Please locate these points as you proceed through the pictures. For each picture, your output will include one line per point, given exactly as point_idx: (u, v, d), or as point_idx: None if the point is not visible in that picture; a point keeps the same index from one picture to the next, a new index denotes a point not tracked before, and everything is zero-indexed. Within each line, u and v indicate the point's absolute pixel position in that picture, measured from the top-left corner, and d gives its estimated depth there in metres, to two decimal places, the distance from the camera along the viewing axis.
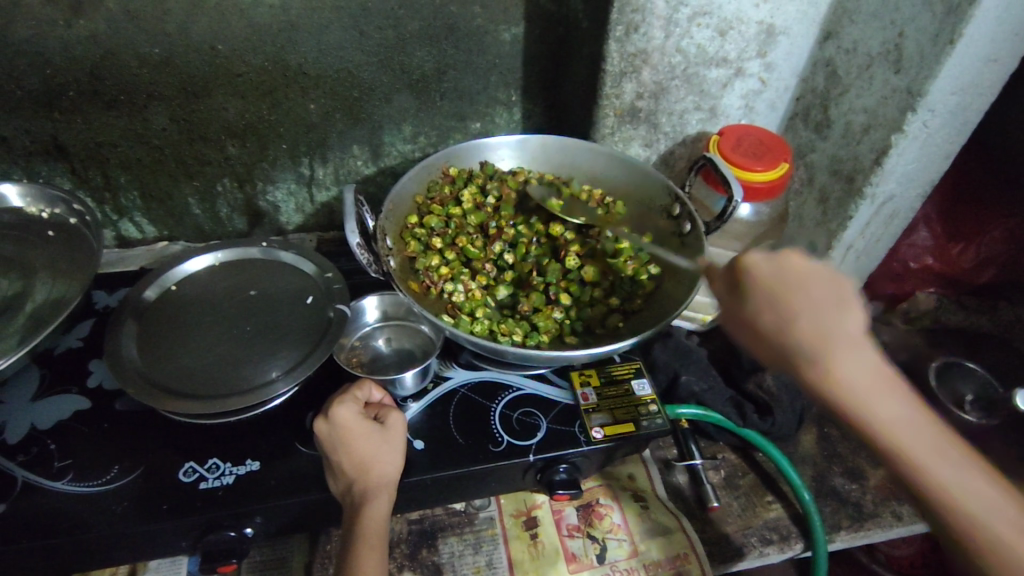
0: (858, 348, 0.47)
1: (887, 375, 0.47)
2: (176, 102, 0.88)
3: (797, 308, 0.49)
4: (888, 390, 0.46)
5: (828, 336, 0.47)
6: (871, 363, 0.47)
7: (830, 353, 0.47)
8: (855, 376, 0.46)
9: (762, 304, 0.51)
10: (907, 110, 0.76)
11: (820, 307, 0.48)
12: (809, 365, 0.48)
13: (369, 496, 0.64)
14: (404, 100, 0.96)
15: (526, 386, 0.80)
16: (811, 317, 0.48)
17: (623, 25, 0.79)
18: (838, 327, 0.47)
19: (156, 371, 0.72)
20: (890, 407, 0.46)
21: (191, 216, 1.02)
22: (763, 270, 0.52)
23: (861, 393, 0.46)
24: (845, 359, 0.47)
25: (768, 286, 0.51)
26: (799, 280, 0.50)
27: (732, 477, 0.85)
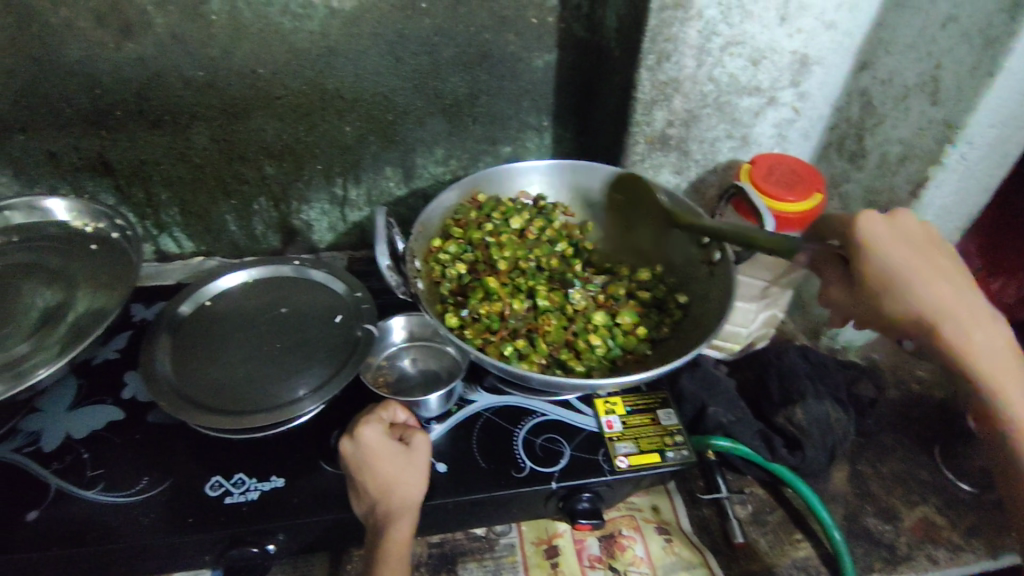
0: (982, 310, 0.56)
1: (1005, 344, 0.55)
2: (218, 122, 0.91)
3: (906, 273, 0.57)
4: (1012, 361, 0.55)
5: (954, 298, 0.56)
6: (992, 326, 0.56)
7: (955, 314, 0.55)
8: (977, 341, 0.55)
9: (900, 258, 0.57)
10: (945, 142, 0.75)
11: (935, 271, 0.57)
12: (910, 317, 0.57)
13: (392, 519, 0.64)
14: (438, 124, 0.98)
15: (551, 412, 0.80)
16: (922, 278, 0.57)
17: (654, 53, 0.79)
18: (961, 291, 0.57)
19: (189, 386, 0.73)
20: (1001, 366, 0.54)
21: (228, 233, 1.05)
22: (892, 230, 0.59)
23: (982, 356, 0.55)
24: (978, 327, 0.55)
25: (891, 245, 0.58)
26: (925, 250, 0.58)
27: (759, 512, 0.83)
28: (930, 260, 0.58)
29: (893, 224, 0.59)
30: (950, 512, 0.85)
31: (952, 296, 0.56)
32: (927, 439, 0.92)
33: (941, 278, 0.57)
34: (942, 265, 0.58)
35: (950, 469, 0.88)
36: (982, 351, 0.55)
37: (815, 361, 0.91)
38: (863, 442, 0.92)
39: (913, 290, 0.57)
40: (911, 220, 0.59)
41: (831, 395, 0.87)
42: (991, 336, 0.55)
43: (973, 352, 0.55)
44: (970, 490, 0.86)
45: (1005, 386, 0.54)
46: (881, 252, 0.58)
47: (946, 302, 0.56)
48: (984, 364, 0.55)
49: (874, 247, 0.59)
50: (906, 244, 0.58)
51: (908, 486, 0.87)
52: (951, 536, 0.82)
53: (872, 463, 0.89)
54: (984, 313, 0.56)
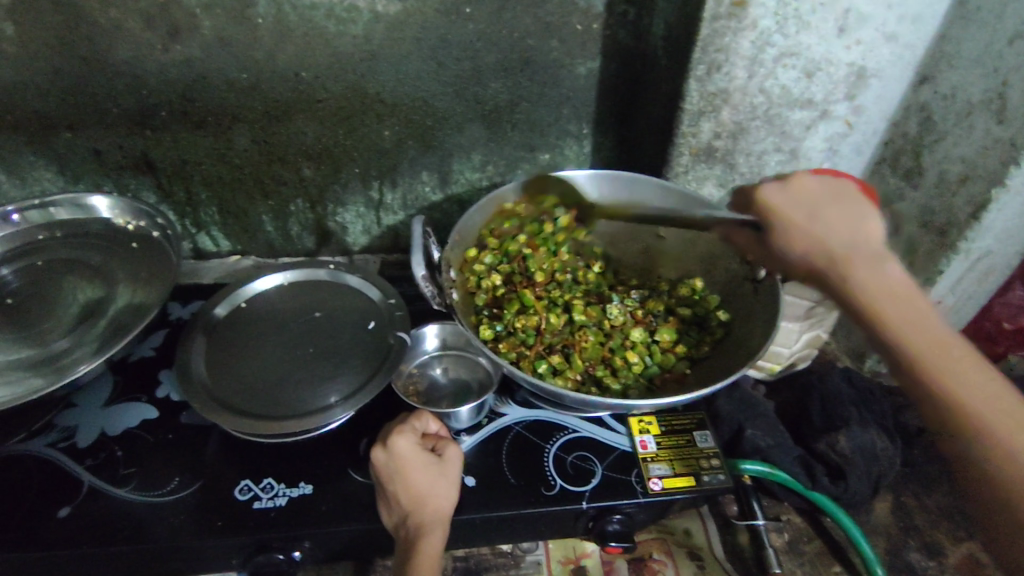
0: (867, 248, 0.55)
1: (889, 273, 0.53)
2: (259, 124, 0.91)
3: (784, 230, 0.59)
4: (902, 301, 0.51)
5: (830, 236, 0.57)
6: (877, 256, 0.54)
7: (843, 253, 0.55)
8: (865, 278, 0.53)
9: (789, 217, 0.60)
10: (1010, 162, 0.72)
11: (786, 219, 0.59)
12: (804, 261, 0.58)
13: (425, 530, 0.63)
14: (476, 130, 0.97)
15: (583, 429, 0.78)
16: (791, 231, 0.59)
17: (704, 64, 0.76)
18: (846, 229, 0.56)
19: (222, 389, 0.73)
20: (885, 292, 0.52)
21: (264, 233, 1.05)
22: (779, 196, 0.61)
23: (864, 286, 0.53)
24: (868, 267, 0.54)
25: (784, 204, 0.60)
26: (817, 205, 0.59)
27: (796, 541, 0.80)
28: (786, 207, 0.60)
29: (792, 187, 0.61)
30: None
31: (831, 243, 0.56)
32: None
33: (817, 220, 0.58)
34: (794, 211, 0.59)
35: None
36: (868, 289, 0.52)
37: (860, 386, 0.87)
38: (907, 472, 0.88)
39: (793, 237, 0.59)
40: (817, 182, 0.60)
41: (876, 422, 0.83)
42: (872, 274, 0.53)
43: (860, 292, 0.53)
44: None
45: (898, 322, 0.50)
46: (783, 215, 0.60)
47: (821, 247, 0.56)
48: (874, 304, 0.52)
49: (778, 212, 0.60)
50: (790, 199, 0.60)
51: (955, 521, 0.83)
52: None
53: (917, 495, 0.86)
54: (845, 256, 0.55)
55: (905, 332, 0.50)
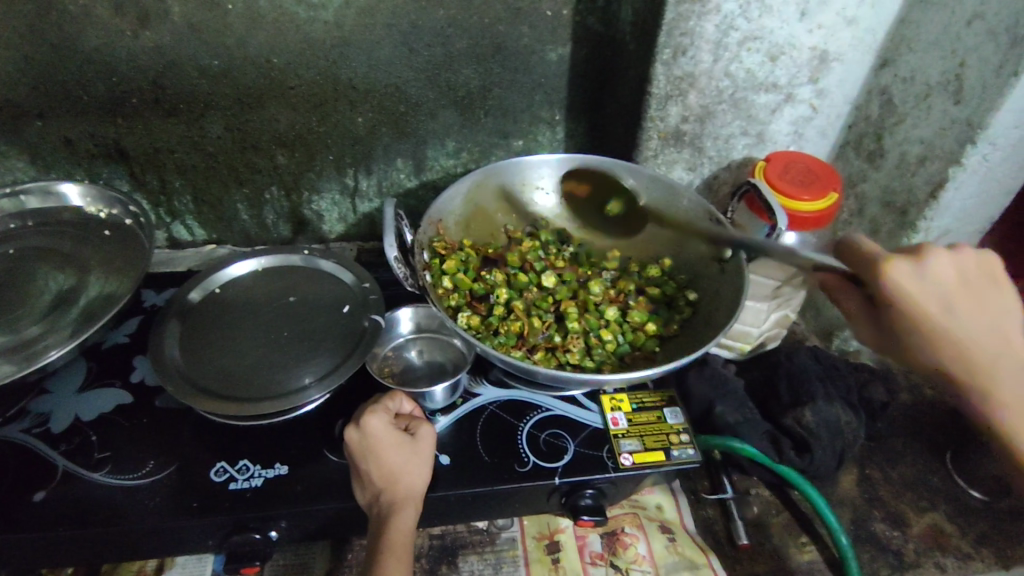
0: (1000, 335, 0.55)
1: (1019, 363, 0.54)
2: (232, 111, 0.91)
3: (930, 323, 0.54)
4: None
5: (974, 329, 0.54)
6: (1008, 338, 0.55)
7: (973, 344, 0.54)
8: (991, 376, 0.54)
9: (925, 296, 0.54)
10: (966, 142, 0.73)
11: (939, 313, 0.54)
12: (953, 356, 0.54)
13: (397, 508, 0.64)
14: (449, 116, 0.97)
15: (555, 407, 0.79)
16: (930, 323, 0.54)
17: (670, 47, 0.78)
18: (984, 318, 0.55)
19: (196, 372, 0.74)
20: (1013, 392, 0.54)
21: (239, 221, 1.05)
22: (911, 276, 0.55)
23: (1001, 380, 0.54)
24: (991, 369, 0.54)
25: (917, 288, 0.55)
26: (953, 292, 0.55)
27: (764, 514, 0.82)
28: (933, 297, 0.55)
29: (920, 267, 0.55)
30: (960, 519, 0.83)
31: (959, 333, 0.54)
32: (939, 444, 0.91)
33: (960, 309, 0.54)
34: (946, 301, 0.54)
35: (962, 476, 0.87)
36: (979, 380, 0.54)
37: (826, 363, 0.89)
38: (872, 446, 0.90)
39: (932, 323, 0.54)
40: (943, 261, 0.55)
41: (841, 397, 0.86)
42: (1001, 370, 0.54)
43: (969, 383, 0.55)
44: (982, 498, 0.85)
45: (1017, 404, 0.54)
46: (909, 294, 0.54)
47: (936, 343, 0.54)
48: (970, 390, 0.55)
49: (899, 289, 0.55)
50: (938, 278, 0.55)
51: (918, 492, 0.86)
52: (961, 544, 0.80)
53: (881, 468, 0.88)
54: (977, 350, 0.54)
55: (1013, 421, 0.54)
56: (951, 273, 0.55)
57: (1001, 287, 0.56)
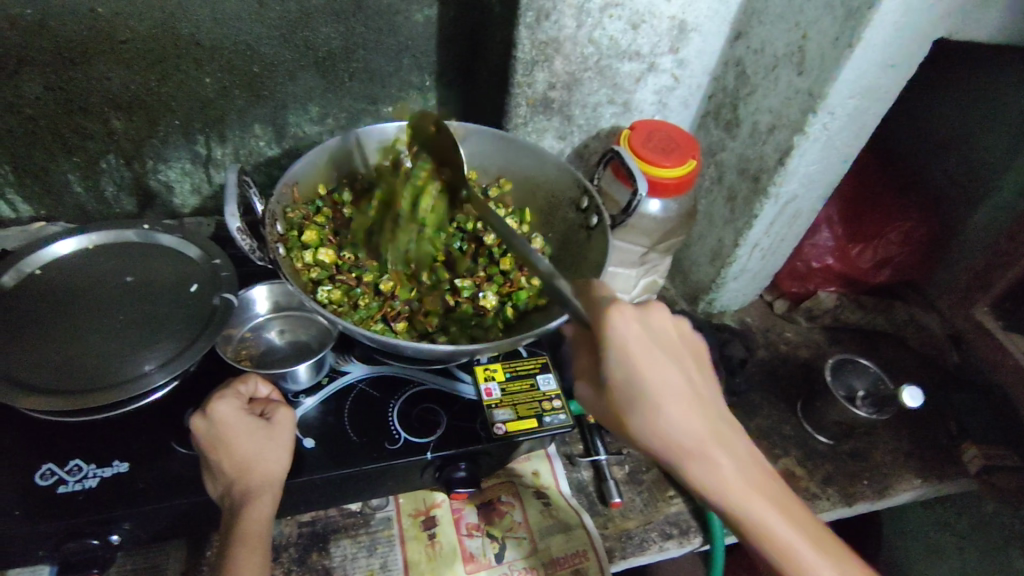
0: (699, 429, 0.55)
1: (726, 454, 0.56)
2: (51, 68, 0.79)
3: (660, 397, 0.55)
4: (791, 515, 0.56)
5: (680, 405, 0.55)
6: (682, 413, 0.55)
7: (663, 404, 0.55)
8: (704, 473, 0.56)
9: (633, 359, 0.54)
10: (808, 111, 0.77)
11: (684, 408, 0.55)
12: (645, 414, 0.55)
13: (250, 499, 0.61)
14: (310, 78, 0.91)
15: (429, 381, 0.77)
16: (676, 410, 0.55)
17: (533, 11, 0.76)
18: (689, 399, 0.56)
19: (10, 364, 0.65)
20: (740, 493, 0.55)
21: (72, 194, 0.93)
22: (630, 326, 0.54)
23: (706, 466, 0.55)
24: (702, 457, 0.55)
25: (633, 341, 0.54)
26: (658, 347, 0.55)
27: (636, 472, 0.85)
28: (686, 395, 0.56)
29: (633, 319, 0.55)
30: (809, 463, 0.90)
31: (708, 424, 0.56)
32: (792, 395, 0.98)
33: (660, 371, 0.55)
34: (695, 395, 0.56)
35: (812, 423, 0.94)
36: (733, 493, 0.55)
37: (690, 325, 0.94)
38: (733, 401, 0.96)
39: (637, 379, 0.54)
40: (636, 321, 0.55)
41: None
42: (750, 492, 0.55)
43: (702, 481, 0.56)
44: (829, 443, 0.93)
45: (783, 538, 0.55)
46: (618, 357, 0.54)
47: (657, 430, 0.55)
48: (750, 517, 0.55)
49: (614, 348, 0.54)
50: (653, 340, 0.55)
51: (773, 441, 0.92)
52: (810, 485, 0.88)
53: (741, 420, 0.94)
54: (694, 445, 0.55)
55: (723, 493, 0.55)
56: (670, 359, 0.56)
57: (686, 364, 0.58)
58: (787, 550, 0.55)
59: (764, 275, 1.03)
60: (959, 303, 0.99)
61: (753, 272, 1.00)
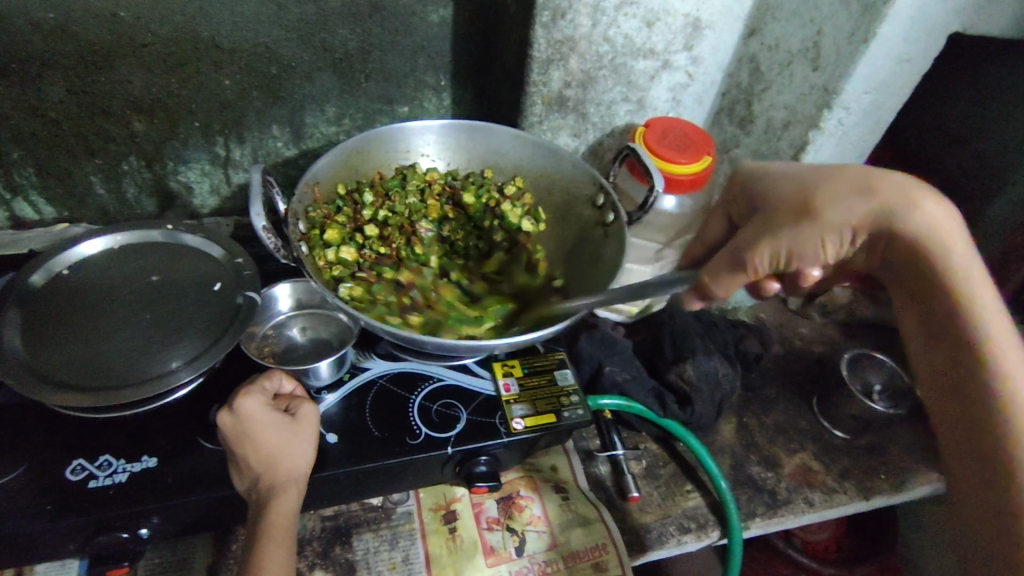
0: (951, 226, 0.60)
1: (971, 251, 0.60)
2: (75, 71, 0.81)
3: (894, 200, 0.60)
4: (997, 320, 0.60)
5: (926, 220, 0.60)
6: (937, 204, 0.60)
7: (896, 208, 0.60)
8: (955, 259, 0.60)
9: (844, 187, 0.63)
10: (823, 107, 0.78)
11: (944, 215, 0.61)
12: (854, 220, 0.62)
13: (276, 493, 0.62)
14: (328, 79, 0.92)
15: (448, 377, 0.78)
16: (941, 211, 0.61)
17: (549, 10, 0.77)
18: (937, 217, 0.60)
19: (40, 362, 0.66)
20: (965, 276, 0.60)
21: (95, 196, 0.95)
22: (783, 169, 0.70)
23: (954, 261, 0.60)
24: (949, 256, 0.60)
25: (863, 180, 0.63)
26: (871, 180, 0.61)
27: (653, 466, 0.86)
28: (927, 210, 0.60)
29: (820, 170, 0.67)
30: (825, 457, 0.91)
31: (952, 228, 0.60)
32: (807, 390, 0.98)
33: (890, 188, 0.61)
34: (905, 191, 0.60)
35: (828, 418, 0.94)
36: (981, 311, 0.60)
37: (705, 321, 0.95)
38: (749, 396, 0.97)
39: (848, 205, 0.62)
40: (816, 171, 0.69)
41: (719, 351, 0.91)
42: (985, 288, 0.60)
43: (958, 264, 0.60)
44: (845, 437, 0.93)
45: (1013, 363, 0.59)
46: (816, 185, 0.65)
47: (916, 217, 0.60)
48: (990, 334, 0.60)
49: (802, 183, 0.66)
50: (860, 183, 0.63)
51: (789, 436, 0.93)
52: (827, 479, 0.88)
53: (757, 415, 0.94)
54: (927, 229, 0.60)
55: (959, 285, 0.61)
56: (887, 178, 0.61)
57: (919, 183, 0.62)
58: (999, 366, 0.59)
59: None
60: None
61: None
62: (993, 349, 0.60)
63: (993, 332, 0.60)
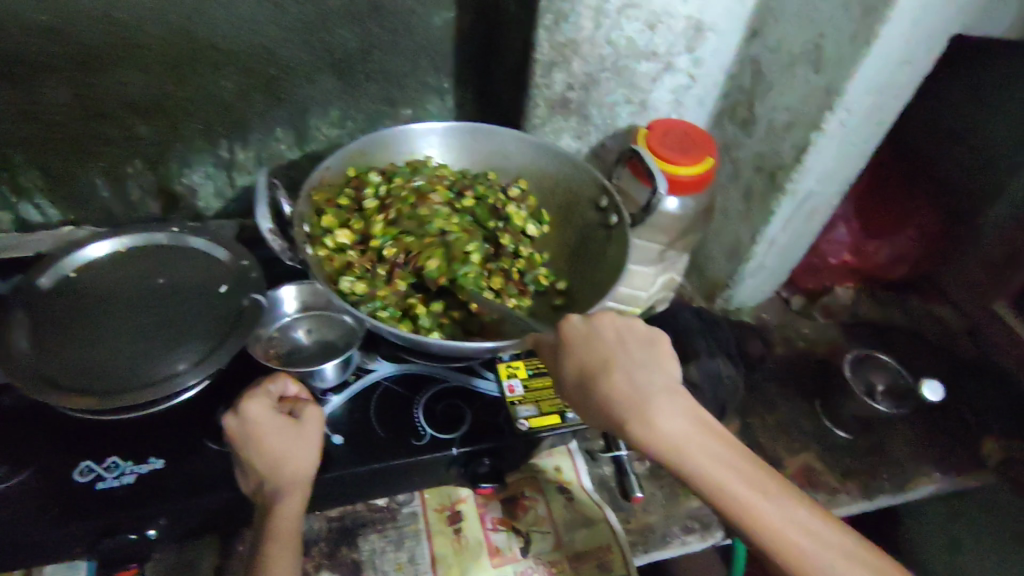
0: (689, 417, 0.54)
1: (722, 440, 0.53)
2: (81, 75, 0.81)
3: (621, 357, 0.57)
4: (765, 491, 0.51)
5: (643, 380, 0.55)
6: (641, 371, 0.56)
7: (623, 396, 0.55)
8: (697, 458, 0.52)
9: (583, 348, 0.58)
10: (825, 109, 0.78)
11: (634, 387, 0.55)
12: (620, 383, 0.55)
13: (281, 499, 0.63)
14: (330, 81, 0.93)
15: (452, 379, 0.78)
16: (625, 383, 0.55)
17: (552, 13, 0.78)
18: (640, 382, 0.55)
19: (48, 365, 0.67)
20: (753, 495, 0.51)
21: (99, 199, 0.95)
22: (579, 331, 0.59)
23: (693, 451, 0.52)
24: (642, 409, 0.54)
25: (586, 343, 0.58)
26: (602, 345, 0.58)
27: (657, 467, 0.86)
28: (633, 370, 0.56)
29: (618, 330, 0.59)
30: (828, 457, 0.91)
31: (694, 413, 0.54)
32: (810, 391, 0.99)
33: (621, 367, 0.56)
34: (641, 365, 0.57)
35: (831, 418, 0.95)
36: (717, 479, 0.51)
37: (708, 321, 0.96)
38: (752, 396, 0.97)
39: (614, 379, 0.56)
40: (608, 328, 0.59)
41: (722, 351, 0.92)
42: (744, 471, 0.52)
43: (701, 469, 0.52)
44: (848, 437, 0.93)
45: (763, 517, 0.50)
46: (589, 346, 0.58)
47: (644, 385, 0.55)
48: (745, 500, 0.51)
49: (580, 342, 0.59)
50: (601, 343, 0.58)
51: (791, 436, 0.93)
52: (830, 479, 0.88)
53: (760, 415, 0.95)
54: (701, 432, 0.53)
55: (730, 478, 0.51)
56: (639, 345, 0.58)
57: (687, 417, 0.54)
58: (778, 543, 0.50)
59: (781, 272, 1.04)
60: (975, 296, 1.03)
61: (769, 269, 1.01)
62: (756, 528, 0.50)
63: (771, 510, 0.50)
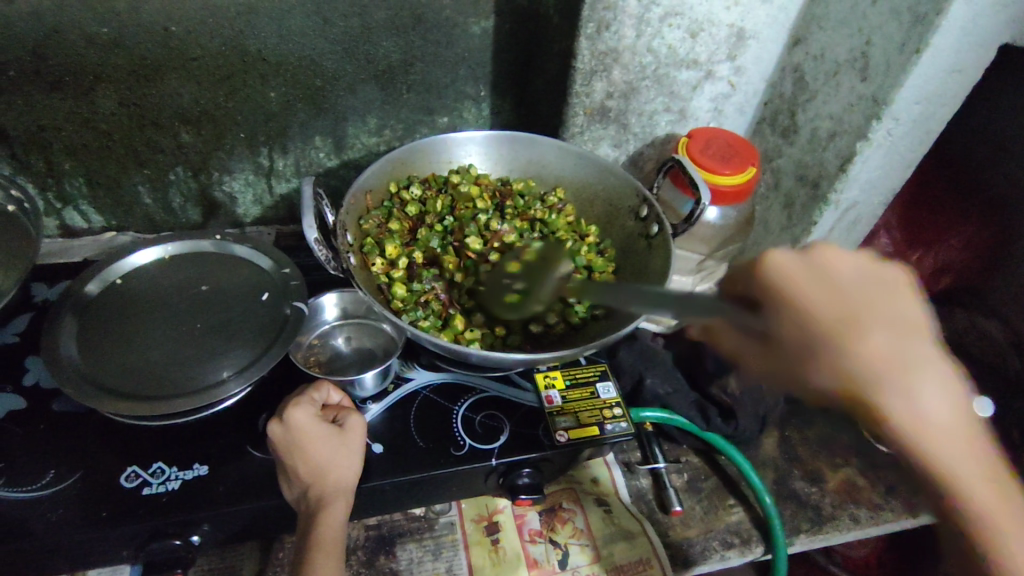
0: (915, 356, 0.53)
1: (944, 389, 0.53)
2: (127, 85, 0.82)
3: (859, 304, 0.53)
4: (975, 462, 0.52)
5: (885, 327, 0.52)
6: (892, 307, 0.54)
7: (857, 318, 0.52)
8: (914, 402, 0.52)
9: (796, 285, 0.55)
10: (872, 118, 0.76)
11: (885, 337, 0.52)
12: (840, 309, 0.53)
13: (325, 505, 0.62)
14: (370, 91, 0.93)
15: (490, 388, 0.78)
16: (877, 336, 0.52)
17: (594, 22, 0.77)
18: (896, 322, 0.53)
19: (97, 371, 0.68)
20: (949, 438, 0.52)
21: (142, 205, 0.97)
22: (793, 266, 0.57)
23: (909, 400, 0.52)
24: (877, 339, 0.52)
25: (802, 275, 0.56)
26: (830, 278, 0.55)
27: (695, 480, 0.85)
28: (889, 333, 0.52)
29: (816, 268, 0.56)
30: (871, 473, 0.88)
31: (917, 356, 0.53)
32: None
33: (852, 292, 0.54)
34: (892, 321, 0.53)
35: None
36: (935, 450, 0.52)
37: None
38: None
39: (854, 316, 0.53)
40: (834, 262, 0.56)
41: None
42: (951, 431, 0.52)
43: (907, 405, 0.52)
44: None
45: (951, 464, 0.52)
46: (803, 284, 0.55)
47: (890, 312, 0.53)
48: (947, 465, 0.51)
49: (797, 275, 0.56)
50: (828, 277, 0.55)
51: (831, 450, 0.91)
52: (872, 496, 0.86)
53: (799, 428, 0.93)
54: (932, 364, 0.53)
55: (935, 423, 0.52)
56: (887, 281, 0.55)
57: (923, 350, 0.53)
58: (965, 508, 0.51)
59: None
60: None
61: None
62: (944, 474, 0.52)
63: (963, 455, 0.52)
